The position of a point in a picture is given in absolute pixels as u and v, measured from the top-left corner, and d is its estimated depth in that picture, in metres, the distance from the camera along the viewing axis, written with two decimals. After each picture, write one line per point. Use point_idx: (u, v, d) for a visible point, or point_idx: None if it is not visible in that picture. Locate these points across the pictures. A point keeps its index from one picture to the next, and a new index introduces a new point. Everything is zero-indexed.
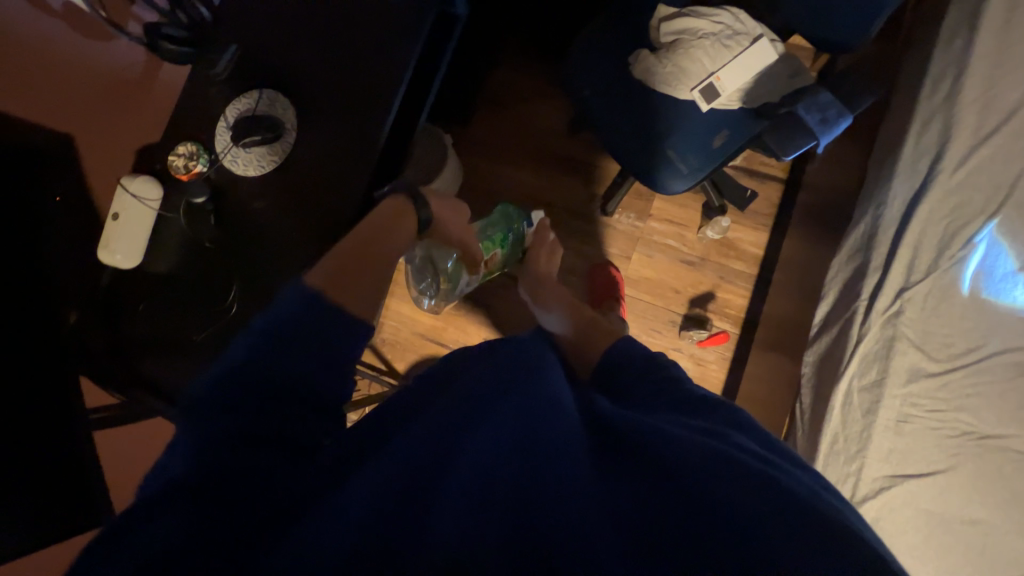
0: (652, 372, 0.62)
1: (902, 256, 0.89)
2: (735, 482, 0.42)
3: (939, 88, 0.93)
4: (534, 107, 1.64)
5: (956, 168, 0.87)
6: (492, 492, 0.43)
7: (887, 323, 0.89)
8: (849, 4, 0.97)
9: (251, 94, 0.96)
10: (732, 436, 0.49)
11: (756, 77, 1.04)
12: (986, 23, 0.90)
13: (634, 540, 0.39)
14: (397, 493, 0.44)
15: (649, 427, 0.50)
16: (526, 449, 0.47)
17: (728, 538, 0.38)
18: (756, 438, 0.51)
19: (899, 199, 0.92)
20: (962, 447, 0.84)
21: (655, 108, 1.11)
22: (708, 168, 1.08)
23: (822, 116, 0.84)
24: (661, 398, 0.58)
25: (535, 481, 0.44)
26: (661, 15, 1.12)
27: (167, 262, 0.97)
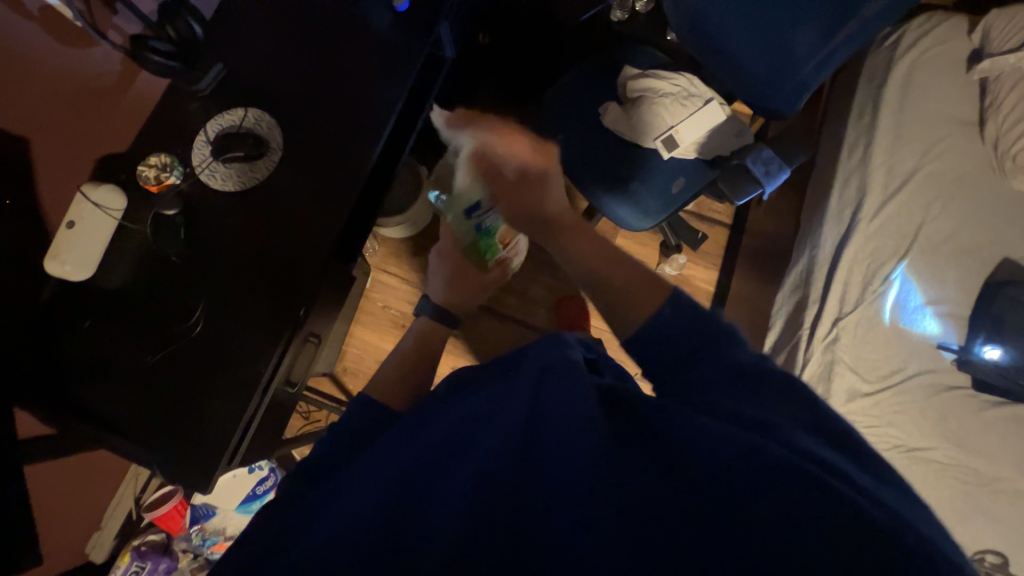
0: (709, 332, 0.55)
1: (835, 290, 1.02)
2: (769, 476, 0.38)
3: (854, 153, 1.11)
4: None
5: (872, 218, 1.04)
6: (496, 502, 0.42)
7: (827, 349, 1.00)
8: (781, 81, 1.16)
9: (235, 112, 0.96)
10: (780, 427, 0.44)
11: (709, 133, 1.19)
12: (885, 105, 1.10)
13: (634, 551, 0.37)
14: (396, 506, 0.44)
15: (678, 411, 0.45)
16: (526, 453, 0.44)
17: (733, 548, 0.35)
18: (816, 423, 0.45)
19: (829, 242, 1.07)
20: (894, 459, 0.95)
21: (622, 153, 1.23)
22: (669, 209, 1.19)
23: (766, 168, 0.96)
24: (717, 378, 0.51)
25: (531, 488, 0.42)
26: (627, 74, 1.26)
27: (124, 276, 0.90)
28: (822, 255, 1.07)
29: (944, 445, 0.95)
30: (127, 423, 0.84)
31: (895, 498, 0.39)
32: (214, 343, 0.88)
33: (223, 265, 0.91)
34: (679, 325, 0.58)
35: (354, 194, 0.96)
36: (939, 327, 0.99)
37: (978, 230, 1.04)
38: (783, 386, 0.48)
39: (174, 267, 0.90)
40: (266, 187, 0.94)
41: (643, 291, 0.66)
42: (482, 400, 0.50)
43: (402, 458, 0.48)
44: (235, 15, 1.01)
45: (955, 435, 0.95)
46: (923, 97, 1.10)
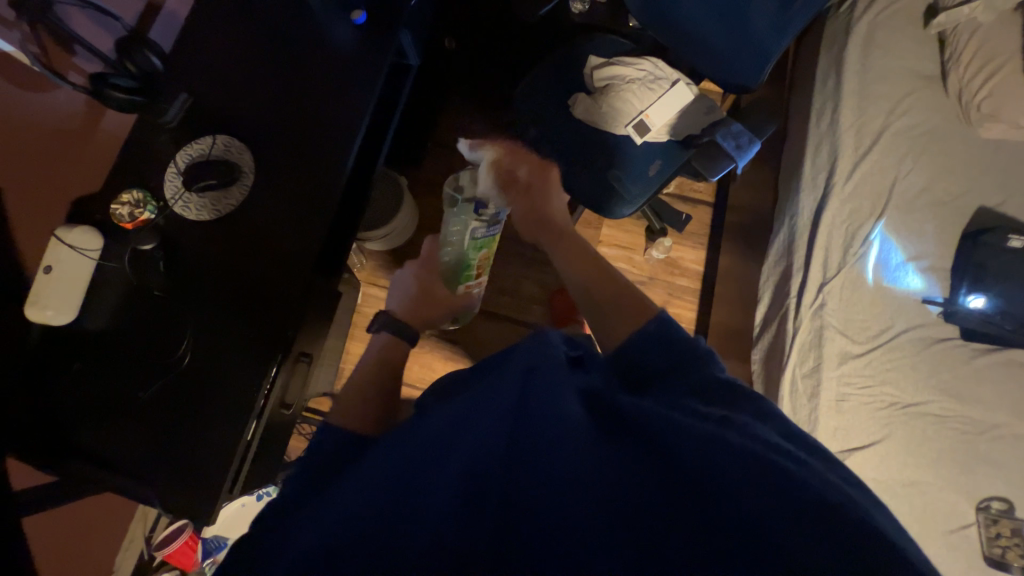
0: (680, 356, 0.58)
1: (818, 256, 1.03)
2: (750, 468, 0.41)
3: (823, 119, 1.12)
4: None
5: (846, 180, 1.05)
6: (480, 505, 0.40)
7: (815, 315, 1.00)
8: (744, 54, 1.16)
9: (203, 140, 0.96)
10: (743, 422, 0.48)
11: (679, 114, 1.19)
12: (848, 68, 1.11)
13: (628, 544, 0.37)
14: (372, 520, 0.41)
15: (659, 412, 0.47)
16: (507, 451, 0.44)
17: (727, 534, 0.37)
18: (774, 422, 0.49)
19: (807, 208, 1.08)
20: (892, 416, 0.95)
21: (596, 143, 1.23)
22: (647, 193, 1.19)
23: (737, 142, 0.97)
24: (681, 385, 0.55)
25: (516, 488, 0.41)
26: (593, 64, 1.27)
27: (106, 315, 0.89)
28: (801, 224, 1.08)
29: (939, 397, 0.95)
30: (122, 463, 0.84)
31: (860, 492, 0.43)
32: (204, 375, 0.88)
33: (207, 295, 0.91)
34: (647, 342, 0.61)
35: (329, 209, 0.96)
36: (923, 282, 1.00)
37: (950, 181, 1.05)
38: (733, 396, 0.53)
39: (157, 301, 0.90)
40: (242, 212, 0.94)
41: (623, 313, 0.70)
42: (463, 407, 0.50)
43: (387, 465, 0.47)
44: (195, 44, 1.01)
45: (949, 386, 0.96)
46: (885, 56, 1.11)
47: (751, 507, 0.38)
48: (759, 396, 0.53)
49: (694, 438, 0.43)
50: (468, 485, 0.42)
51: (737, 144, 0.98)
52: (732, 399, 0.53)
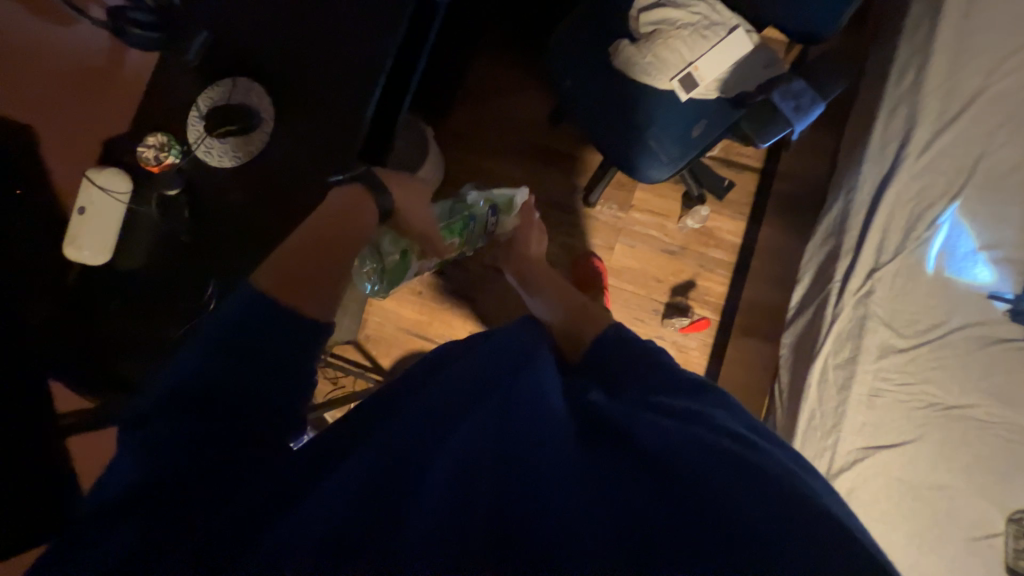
0: (645, 359, 0.70)
1: (873, 239, 0.93)
2: (700, 451, 0.50)
3: (904, 78, 0.97)
4: (516, 99, 1.65)
5: (921, 153, 0.92)
6: (482, 472, 0.48)
7: (859, 304, 0.93)
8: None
9: (225, 82, 0.93)
10: (713, 417, 0.56)
11: (733, 67, 1.06)
12: (947, 16, 0.94)
13: (616, 533, 0.43)
14: (379, 492, 0.48)
15: (628, 413, 0.57)
16: (499, 446, 0.51)
17: (706, 521, 0.43)
18: (741, 415, 0.58)
19: (869, 183, 0.96)
20: (929, 417, 0.89)
21: (635, 97, 1.12)
22: (686, 157, 1.10)
23: (796, 103, 0.85)
24: (648, 382, 0.65)
25: (511, 474, 0.48)
26: (640, 4, 1.13)
27: (133, 258, 0.92)
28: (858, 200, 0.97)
29: (990, 401, 0.88)
30: (155, 397, 0.90)
31: (820, 480, 0.51)
32: None
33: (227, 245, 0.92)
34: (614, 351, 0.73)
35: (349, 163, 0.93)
36: (993, 274, 0.90)
37: None
38: (692, 390, 0.63)
39: (182, 247, 0.92)
40: (262, 161, 0.93)
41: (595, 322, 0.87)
42: (451, 405, 0.58)
43: (392, 437, 0.53)
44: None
45: (1004, 391, 0.87)
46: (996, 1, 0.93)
47: (706, 481, 0.46)
48: (725, 393, 0.63)
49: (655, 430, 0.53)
50: (471, 459, 0.50)
51: (796, 105, 0.86)
52: (693, 393, 0.62)
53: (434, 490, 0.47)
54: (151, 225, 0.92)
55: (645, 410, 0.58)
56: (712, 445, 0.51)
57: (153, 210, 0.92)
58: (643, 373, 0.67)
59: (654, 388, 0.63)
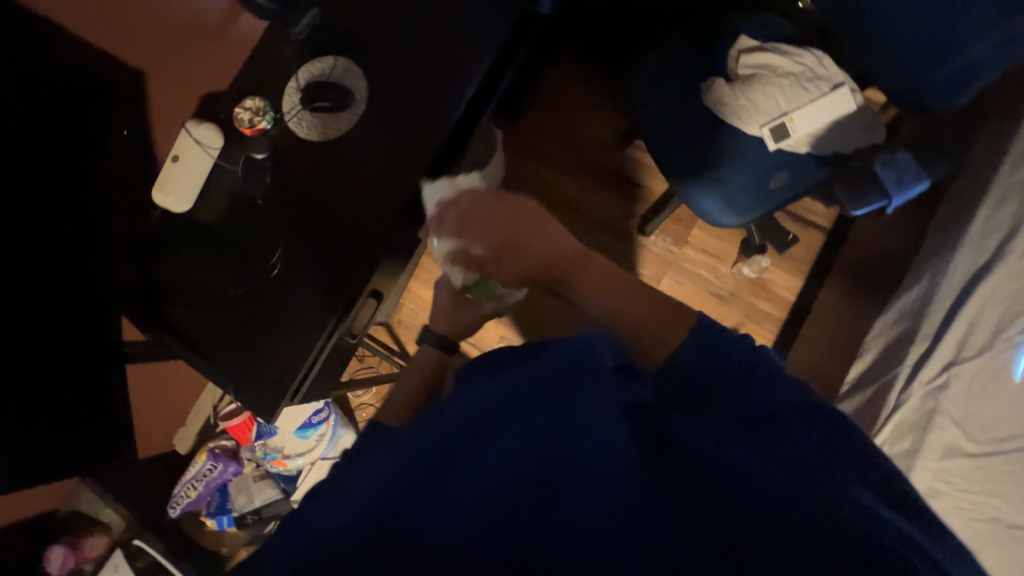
0: (753, 368, 0.51)
1: (957, 328, 0.81)
2: (820, 511, 0.37)
3: None
4: (590, 116, 1.64)
5: None
6: (524, 493, 0.42)
7: (929, 394, 0.80)
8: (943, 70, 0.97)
9: (326, 60, 0.96)
10: (826, 468, 0.42)
11: (829, 125, 1.02)
12: None
13: None
14: (397, 503, 0.44)
15: (723, 443, 0.44)
16: (542, 465, 0.43)
17: None
18: (871, 474, 0.42)
19: (962, 270, 0.85)
20: (994, 543, 0.72)
21: (720, 137, 1.09)
22: (763, 207, 1.07)
23: (898, 176, 0.81)
24: (743, 407, 0.49)
25: (552, 503, 0.40)
26: (741, 46, 1.11)
27: (212, 211, 0.96)
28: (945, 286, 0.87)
29: None
30: (203, 346, 0.93)
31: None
32: (284, 288, 0.93)
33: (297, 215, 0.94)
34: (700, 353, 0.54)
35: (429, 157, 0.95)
36: None
37: None
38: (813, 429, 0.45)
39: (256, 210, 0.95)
40: (346, 141, 0.95)
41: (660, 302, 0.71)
42: (493, 397, 0.49)
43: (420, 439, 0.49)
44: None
45: None
46: None
47: (830, 552, 0.34)
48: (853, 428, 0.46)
49: (748, 471, 0.40)
50: (515, 472, 0.43)
51: (897, 178, 0.82)
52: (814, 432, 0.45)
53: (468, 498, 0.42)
54: (233, 183, 0.96)
55: (745, 443, 0.44)
56: (831, 504, 0.38)
57: (237, 171, 0.95)
58: (745, 385, 0.50)
59: (756, 410, 0.48)
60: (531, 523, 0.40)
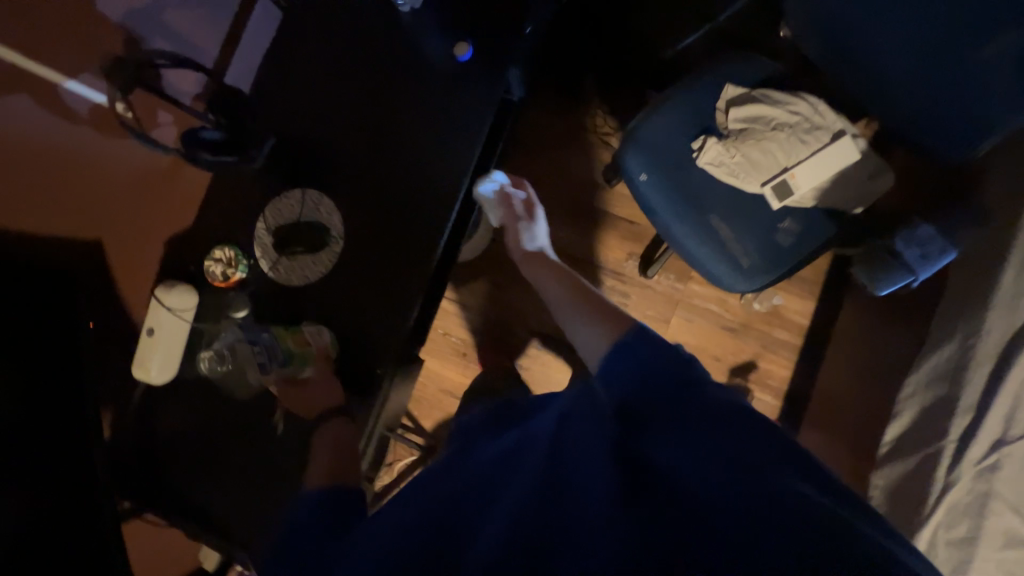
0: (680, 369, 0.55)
1: (1001, 404, 0.76)
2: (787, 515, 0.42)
3: None
4: (572, 158, 1.56)
5: None
6: (542, 527, 0.47)
7: (981, 476, 0.77)
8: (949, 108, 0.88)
9: (294, 195, 0.89)
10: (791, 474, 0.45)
11: (836, 177, 0.96)
12: None
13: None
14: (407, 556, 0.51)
15: (700, 474, 0.47)
16: (545, 510, 0.48)
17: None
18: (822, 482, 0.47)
19: (996, 335, 0.80)
20: None
21: (721, 200, 1.04)
22: (776, 269, 1.02)
23: (923, 252, 0.75)
24: (689, 420, 0.51)
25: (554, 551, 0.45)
26: (729, 97, 1.04)
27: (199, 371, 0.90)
28: (981, 349, 0.82)
29: None
30: (216, 518, 0.88)
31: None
32: (293, 449, 0.88)
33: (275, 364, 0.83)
34: (622, 345, 0.58)
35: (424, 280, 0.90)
36: None
37: None
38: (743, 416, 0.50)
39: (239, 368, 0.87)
40: (329, 278, 0.89)
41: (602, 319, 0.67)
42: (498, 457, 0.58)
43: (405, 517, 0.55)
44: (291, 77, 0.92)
45: None
46: None
47: (797, 540, 0.41)
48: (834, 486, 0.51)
49: (711, 495, 0.45)
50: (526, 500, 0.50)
51: (922, 252, 0.76)
52: (758, 433, 0.49)
53: (484, 551, 0.47)
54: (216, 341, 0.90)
55: (713, 458, 0.47)
56: (779, 497, 0.44)
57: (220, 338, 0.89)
58: (666, 371, 0.54)
59: (690, 405, 0.51)
60: (555, 548, 0.45)
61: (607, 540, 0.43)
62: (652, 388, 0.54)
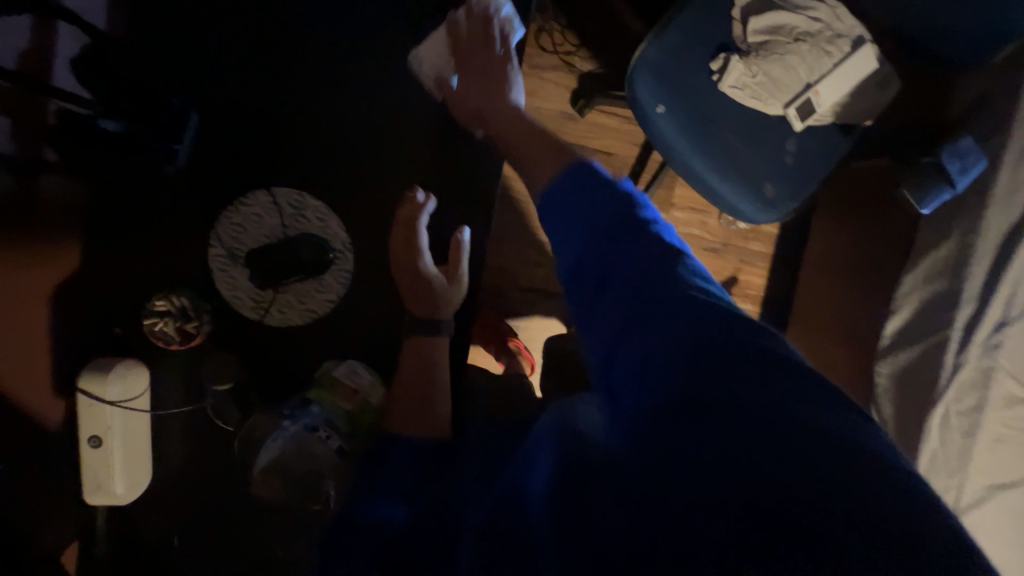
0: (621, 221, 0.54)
1: (1002, 294, 0.88)
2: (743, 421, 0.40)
3: None
4: None
5: None
6: (500, 519, 0.45)
7: (985, 354, 0.91)
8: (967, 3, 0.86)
9: (263, 202, 0.85)
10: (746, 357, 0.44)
11: (855, 90, 0.93)
12: None
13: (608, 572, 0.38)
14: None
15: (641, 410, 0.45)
16: (495, 521, 0.45)
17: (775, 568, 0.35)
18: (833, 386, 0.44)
19: (994, 231, 0.90)
20: None
21: (742, 126, 0.97)
22: (800, 193, 0.99)
23: (963, 164, 0.78)
24: (635, 307, 0.49)
25: (513, 550, 0.42)
26: (745, 3, 0.92)
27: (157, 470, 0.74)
28: (980, 245, 0.91)
29: None
30: None
31: None
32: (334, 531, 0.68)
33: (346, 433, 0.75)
34: (569, 196, 0.58)
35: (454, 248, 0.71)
36: None
37: None
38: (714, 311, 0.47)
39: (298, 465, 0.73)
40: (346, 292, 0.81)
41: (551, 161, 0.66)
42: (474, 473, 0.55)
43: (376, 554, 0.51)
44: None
45: None
46: None
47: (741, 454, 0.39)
48: None
49: (651, 443, 0.43)
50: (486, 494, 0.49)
51: (960, 165, 0.79)
52: (720, 323, 0.46)
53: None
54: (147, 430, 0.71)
55: (657, 360, 0.46)
56: (788, 419, 0.40)
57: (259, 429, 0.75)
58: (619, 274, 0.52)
59: (635, 309, 0.49)
60: (513, 539, 0.42)
61: (548, 527, 0.42)
62: (600, 303, 0.52)
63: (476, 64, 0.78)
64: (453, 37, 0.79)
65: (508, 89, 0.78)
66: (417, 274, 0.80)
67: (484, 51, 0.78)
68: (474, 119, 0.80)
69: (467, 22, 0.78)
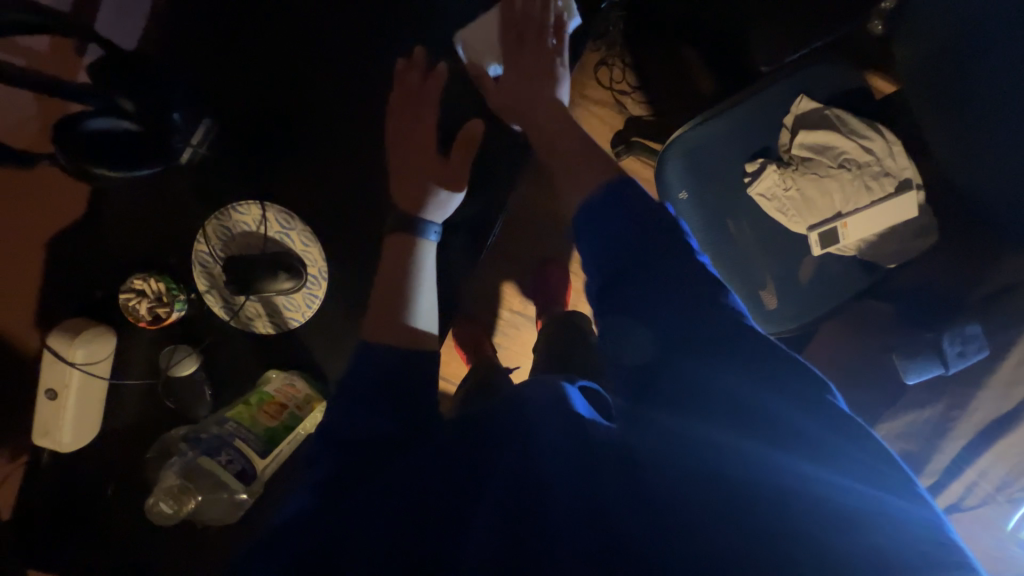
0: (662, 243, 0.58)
1: (966, 479, 0.89)
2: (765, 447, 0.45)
3: None
4: None
5: None
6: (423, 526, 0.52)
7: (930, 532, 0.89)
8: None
9: (251, 209, 0.80)
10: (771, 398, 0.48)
11: (887, 232, 0.88)
12: None
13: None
14: None
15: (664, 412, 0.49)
16: (506, 511, 0.43)
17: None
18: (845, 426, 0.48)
19: (980, 413, 0.89)
20: None
21: (761, 235, 0.94)
22: (801, 317, 0.95)
23: (962, 350, 0.76)
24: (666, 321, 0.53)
25: (520, 538, 0.41)
26: (800, 113, 0.88)
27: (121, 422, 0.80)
28: (963, 424, 0.90)
29: None
30: None
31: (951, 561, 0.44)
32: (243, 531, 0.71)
33: (256, 456, 0.73)
34: (605, 214, 0.59)
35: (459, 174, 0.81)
36: None
37: None
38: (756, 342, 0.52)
39: (212, 471, 0.72)
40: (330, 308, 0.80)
41: None
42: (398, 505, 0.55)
43: None
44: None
45: None
46: None
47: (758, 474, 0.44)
48: None
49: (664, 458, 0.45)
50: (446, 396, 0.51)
51: (959, 349, 0.76)
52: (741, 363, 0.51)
53: None
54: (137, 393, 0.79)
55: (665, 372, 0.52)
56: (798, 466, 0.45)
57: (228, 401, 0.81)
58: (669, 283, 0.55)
59: (685, 335, 0.53)
60: (520, 527, 0.42)
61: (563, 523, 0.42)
62: (646, 310, 0.55)
63: (526, 57, 0.79)
64: (504, 17, 0.80)
65: (554, 83, 0.77)
66: (425, 155, 0.79)
67: (535, 45, 0.78)
68: (514, 114, 0.80)
69: (521, 10, 0.79)
